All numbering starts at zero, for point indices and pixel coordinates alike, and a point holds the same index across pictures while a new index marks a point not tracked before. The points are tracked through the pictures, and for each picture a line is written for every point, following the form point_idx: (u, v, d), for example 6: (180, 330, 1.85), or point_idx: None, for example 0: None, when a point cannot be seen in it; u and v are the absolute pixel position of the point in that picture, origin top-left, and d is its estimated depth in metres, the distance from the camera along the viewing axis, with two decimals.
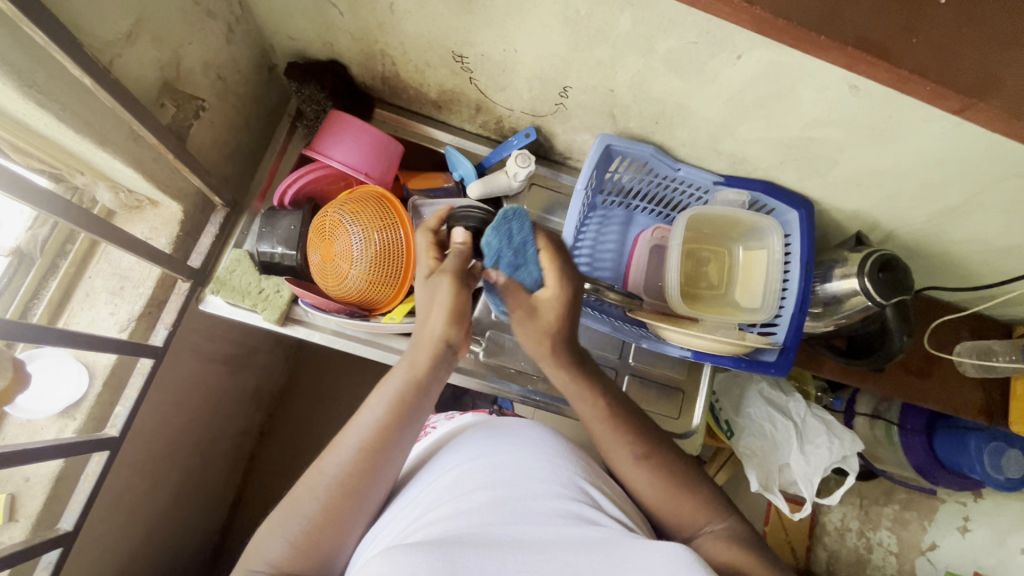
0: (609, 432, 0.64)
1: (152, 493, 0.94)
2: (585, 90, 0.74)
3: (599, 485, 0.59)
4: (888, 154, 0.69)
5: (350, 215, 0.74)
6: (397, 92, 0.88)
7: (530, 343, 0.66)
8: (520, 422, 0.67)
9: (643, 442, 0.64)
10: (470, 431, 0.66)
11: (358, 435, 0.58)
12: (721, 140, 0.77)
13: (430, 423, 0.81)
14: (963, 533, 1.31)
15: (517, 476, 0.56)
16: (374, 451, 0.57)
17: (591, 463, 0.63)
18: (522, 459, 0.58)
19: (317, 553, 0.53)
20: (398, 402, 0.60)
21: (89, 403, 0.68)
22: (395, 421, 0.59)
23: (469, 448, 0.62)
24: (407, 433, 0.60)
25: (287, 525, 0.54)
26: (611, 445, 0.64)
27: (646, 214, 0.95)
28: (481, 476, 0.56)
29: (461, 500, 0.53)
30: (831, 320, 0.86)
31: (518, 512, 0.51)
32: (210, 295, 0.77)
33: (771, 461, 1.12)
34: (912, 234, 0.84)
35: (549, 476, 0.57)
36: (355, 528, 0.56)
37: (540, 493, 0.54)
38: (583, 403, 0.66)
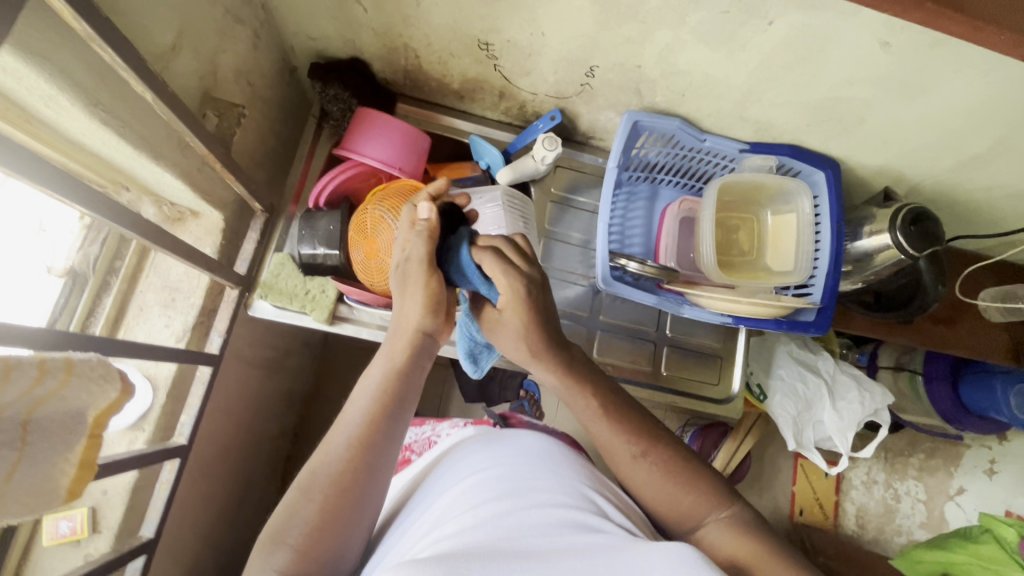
0: (608, 433, 0.63)
1: (209, 499, 0.97)
2: (613, 68, 0.75)
3: (603, 494, 0.62)
4: (916, 107, 0.70)
5: (390, 211, 0.76)
6: (419, 85, 0.88)
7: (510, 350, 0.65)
8: (518, 435, 0.70)
9: (640, 437, 0.62)
10: (470, 447, 0.70)
11: (347, 427, 0.57)
12: (746, 107, 0.78)
13: (436, 434, 0.84)
14: (990, 476, 1.44)
15: (519, 485, 0.58)
16: (367, 442, 0.56)
17: (597, 476, 0.65)
18: (522, 472, 0.60)
19: (322, 555, 0.52)
20: (384, 396, 0.59)
21: (156, 413, 0.70)
22: (386, 424, 0.58)
23: (471, 463, 0.65)
24: (397, 428, 0.59)
25: (290, 528, 0.52)
26: (609, 444, 0.63)
27: (671, 186, 0.96)
28: (484, 490, 0.58)
29: (466, 513, 0.55)
30: (860, 277, 0.88)
31: (523, 521, 0.53)
32: (257, 301, 0.78)
33: (805, 420, 1.14)
34: (935, 185, 0.85)
35: (550, 486, 0.59)
36: (357, 533, 0.55)
37: (544, 502, 0.56)
38: (575, 403, 0.64)
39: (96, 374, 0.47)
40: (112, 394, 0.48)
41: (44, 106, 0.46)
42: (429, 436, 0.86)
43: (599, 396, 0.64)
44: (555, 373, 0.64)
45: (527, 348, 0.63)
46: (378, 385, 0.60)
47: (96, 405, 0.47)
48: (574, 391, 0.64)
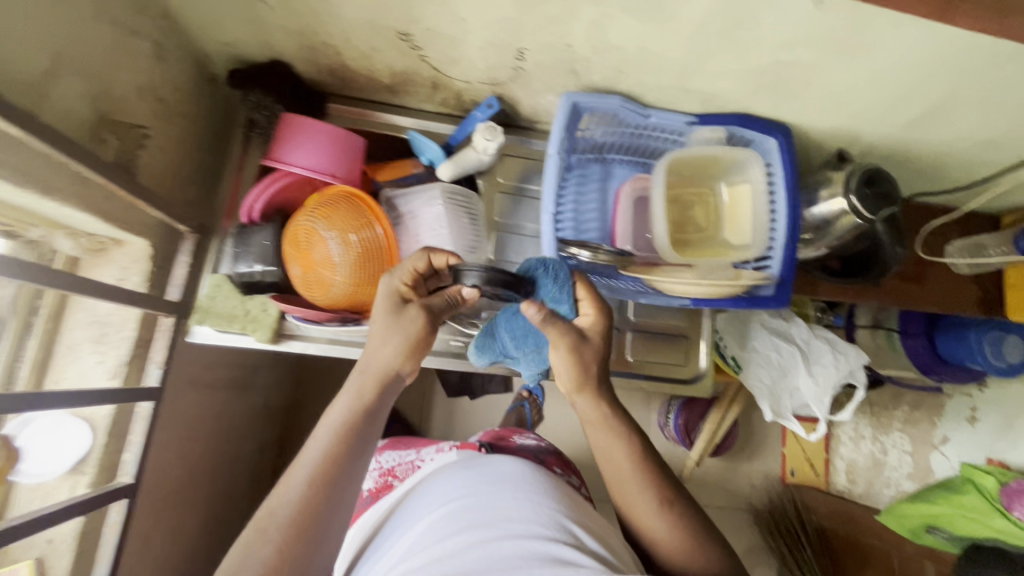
0: (631, 480, 0.65)
1: (182, 528, 0.95)
2: (543, 49, 0.71)
3: (580, 521, 0.62)
4: (861, 65, 0.67)
5: (322, 220, 0.72)
6: (348, 83, 0.84)
7: (565, 366, 0.62)
8: (499, 460, 0.70)
9: (665, 489, 0.65)
10: (448, 472, 0.71)
11: (304, 471, 0.56)
12: (688, 78, 0.74)
13: (421, 457, 0.85)
14: (973, 424, 1.39)
15: (490, 519, 0.59)
16: (324, 484, 0.55)
17: (575, 502, 0.66)
18: (498, 503, 0.61)
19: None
20: (347, 431, 0.58)
21: (96, 455, 0.67)
22: (347, 459, 0.57)
23: (447, 490, 0.66)
24: (359, 463, 0.58)
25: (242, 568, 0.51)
26: (631, 491, 0.65)
27: (624, 166, 0.93)
28: (460, 523, 0.59)
29: (436, 551, 0.55)
30: (823, 243, 0.86)
31: (489, 557, 0.54)
32: (196, 326, 0.74)
33: (781, 388, 1.13)
34: (891, 144, 0.83)
35: (525, 517, 0.59)
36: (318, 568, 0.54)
37: (515, 534, 0.56)
38: (613, 446, 0.66)
39: None
40: None
41: None
42: (413, 461, 0.85)
43: (638, 444, 0.66)
44: (597, 409, 0.65)
45: (591, 372, 0.63)
46: (335, 427, 0.58)
47: None
48: (607, 432, 0.65)
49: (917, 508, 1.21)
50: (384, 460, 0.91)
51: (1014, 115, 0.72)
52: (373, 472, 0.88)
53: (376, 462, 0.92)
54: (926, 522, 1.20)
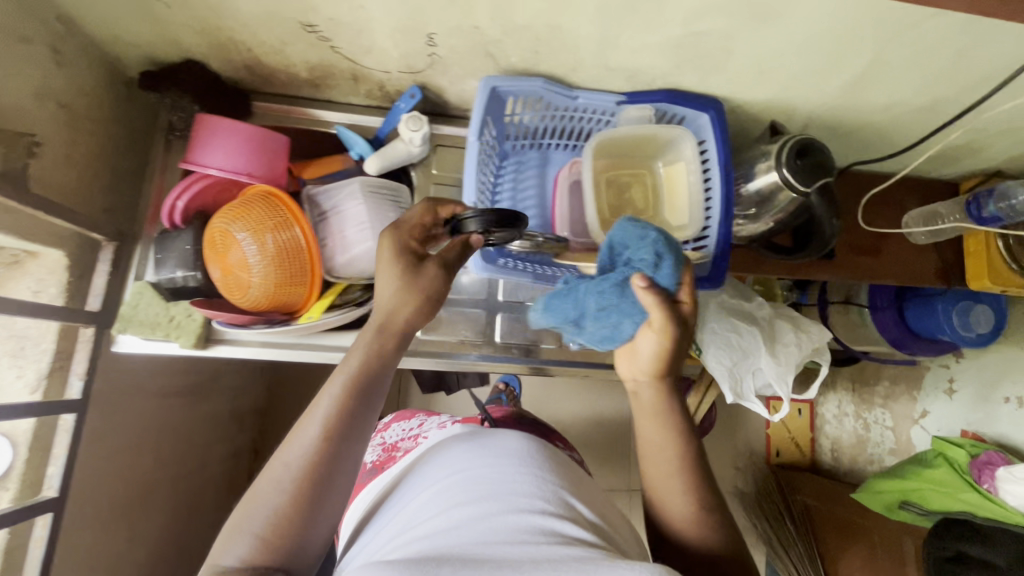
0: (661, 458, 0.59)
1: (138, 538, 0.94)
2: (452, 32, 0.68)
3: (581, 495, 0.60)
4: (777, 31, 0.64)
5: (235, 221, 0.70)
6: (268, 80, 0.82)
7: (653, 351, 0.58)
8: (503, 431, 0.67)
9: (697, 476, 0.58)
10: (453, 444, 0.68)
11: (315, 424, 0.53)
12: (607, 55, 0.71)
13: (424, 432, 0.83)
14: (950, 396, 1.37)
15: (500, 491, 0.56)
16: (333, 441, 0.52)
17: (577, 478, 0.63)
18: (507, 471, 0.58)
19: (281, 550, 0.49)
20: (358, 387, 0.55)
21: (18, 470, 0.66)
22: (359, 416, 0.54)
23: (452, 462, 0.63)
24: (367, 421, 0.55)
25: (248, 519, 0.49)
26: (665, 474, 0.58)
27: (561, 150, 0.91)
28: (464, 494, 0.56)
29: (441, 520, 0.52)
30: (768, 217, 0.82)
31: (500, 530, 0.51)
32: (119, 336, 0.73)
33: (743, 369, 1.09)
34: (829, 113, 0.80)
35: (534, 489, 0.56)
36: (327, 519, 0.52)
37: (525, 504, 0.54)
38: (648, 426, 0.60)
39: None
40: None
41: None
42: (415, 435, 0.83)
43: (679, 429, 0.59)
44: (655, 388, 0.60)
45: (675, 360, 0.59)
46: (344, 384, 0.55)
47: None
48: (664, 428, 0.59)
49: (893, 484, 1.18)
50: (390, 435, 0.90)
51: (947, 75, 0.69)
52: (377, 447, 0.87)
53: (382, 436, 0.92)
54: (901, 497, 1.17)
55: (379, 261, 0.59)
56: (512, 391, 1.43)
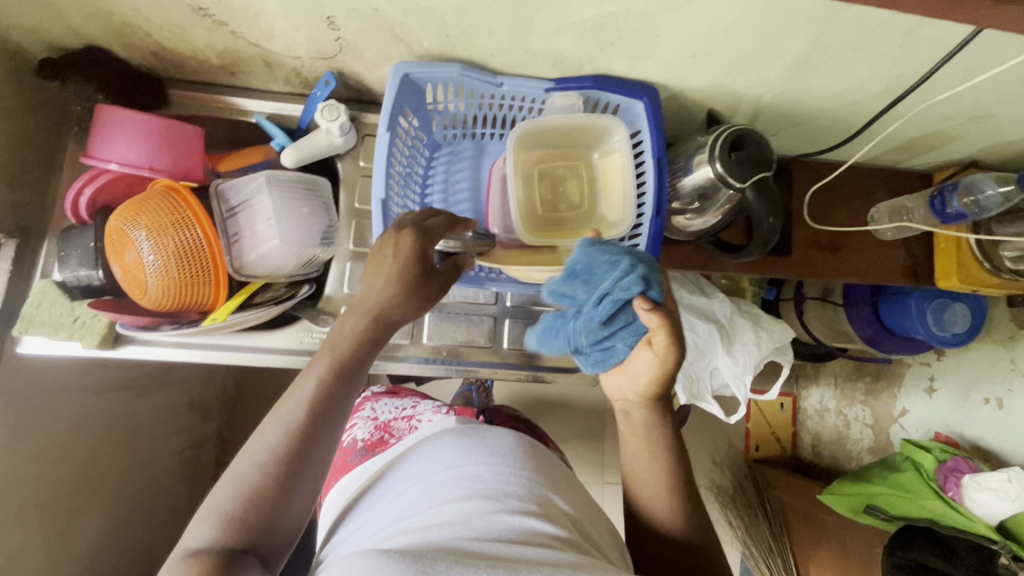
0: (644, 456, 0.63)
1: (76, 533, 0.94)
2: (352, 15, 0.63)
3: (555, 492, 0.63)
4: (700, 12, 0.58)
5: (130, 219, 0.67)
6: (180, 67, 0.78)
7: (650, 371, 0.58)
8: (492, 429, 0.69)
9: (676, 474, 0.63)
10: (443, 433, 0.70)
11: (297, 407, 0.52)
12: (525, 39, 0.66)
13: (417, 419, 0.85)
14: (930, 394, 1.31)
15: (490, 488, 0.59)
16: (315, 425, 0.51)
17: (552, 471, 0.66)
18: (495, 473, 0.61)
19: (252, 533, 0.48)
20: (343, 370, 0.55)
21: None
22: (342, 400, 0.54)
23: (442, 453, 0.65)
24: (349, 404, 0.55)
25: (221, 499, 0.48)
26: (646, 471, 0.63)
27: (495, 140, 0.86)
28: (454, 489, 0.59)
29: (436, 514, 0.56)
30: (713, 211, 0.75)
31: (488, 528, 0.54)
32: (23, 336, 0.71)
33: (699, 368, 1.06)
34: (775, 101, 0.74)
35: (518, 489, 0.60)
36: (305, 501, 0.51)
37: (510, 506, 0.57)
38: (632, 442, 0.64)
39: None
40: None
41: None
42: (410, 419, 0.86)
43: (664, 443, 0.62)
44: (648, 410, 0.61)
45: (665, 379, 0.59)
46: (330, 369, 0.54)
47: None
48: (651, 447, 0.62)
49: (859, 487, 1.11)
50: (379, 411, 0.92)
51: (896, 58, 0.62)
52: (367, 425, 0.88)
53: (372, 410, 0.93)
54: (866, 501, 1.08)
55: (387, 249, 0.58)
56: (480, 385, 1.41)
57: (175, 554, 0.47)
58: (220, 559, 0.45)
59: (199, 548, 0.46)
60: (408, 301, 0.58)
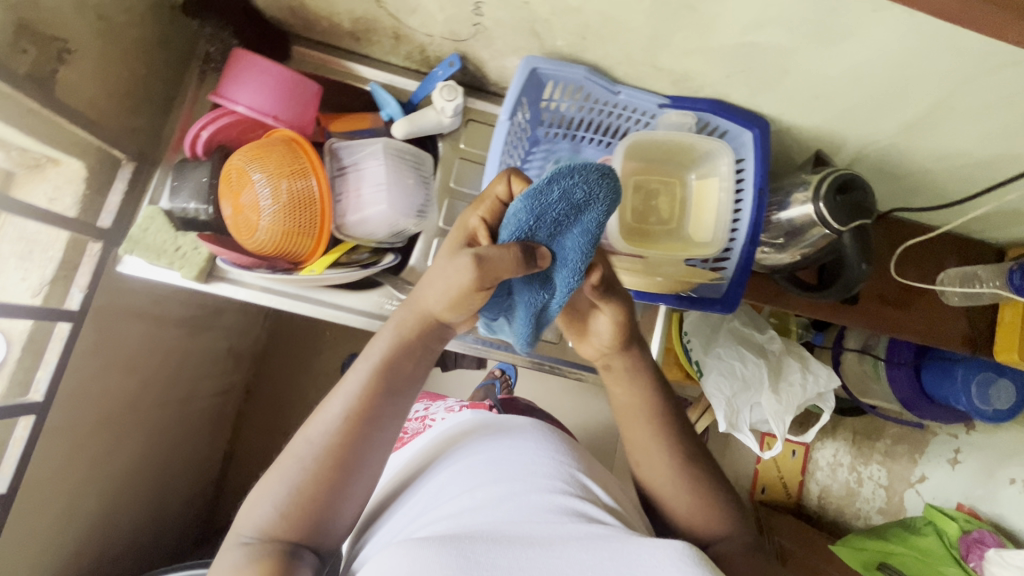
0: (645, 428, 0.66)
1: (118, 455, 0.97)
2: (500, 4, 0.66)
3: (589, 474, 0.63)
4: (840, 56, 0.60)
5: (254, 162, 0.69)
6: (310, 25, 0.80)
7: (610, 329, 0.61)
8: (528, 422, 0.69)
9: (680, 450, 0.65)
10: (468, 425, 0.71)
11: (334, 415, 0.55)
12: (657, 53, 0.68)
13: (431, 418, 0.84)
14: (952, 466, 1.33)
15: (522, 472, 0.58)
16: (355, 427, 0.55)
17: (591, 464, 0.66)
18: (528, 459, 0.60)
19: (303, 526, 0.53)
20: (385, 368, 0.56)
21: (10, 367, 0.68)
22: (382, 399, 0.56)
23: (470, 443, 0.66)
24: (392, 406, 0.57)
25: (270, 492, 0.54)
26: (648, 453, 0.66)
27: (593, 144, 0.88)
28: (485, 474, 0.58)
29: (467, 497, 0.55)
30: (794, 250, 0.78)
31: (521, 508, 0.53)
32: (125, 256, 0.74)
33: (743, 400, 1.06)
34: (878, 152, 0.76)
35: (556, 473, 0.59)
36: (351, 494, 0.55)
37: (543, 489, 0.56)
38: (630, 424, 0.67)
39: None
40: None
41: None
42: (423, 420, 0.84)
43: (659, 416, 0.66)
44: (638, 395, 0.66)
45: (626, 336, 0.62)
46: (371, 377, 0.56)
47: None
48: (640, 404, 0.66)
49: (877, 545, 1.11)
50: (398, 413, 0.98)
51: (1015, 131, 0.64)
52: None
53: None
54: (880, 558, 1.10)
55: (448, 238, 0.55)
56: (505, 379, 1.43)
57: (235, 537, 0.54)
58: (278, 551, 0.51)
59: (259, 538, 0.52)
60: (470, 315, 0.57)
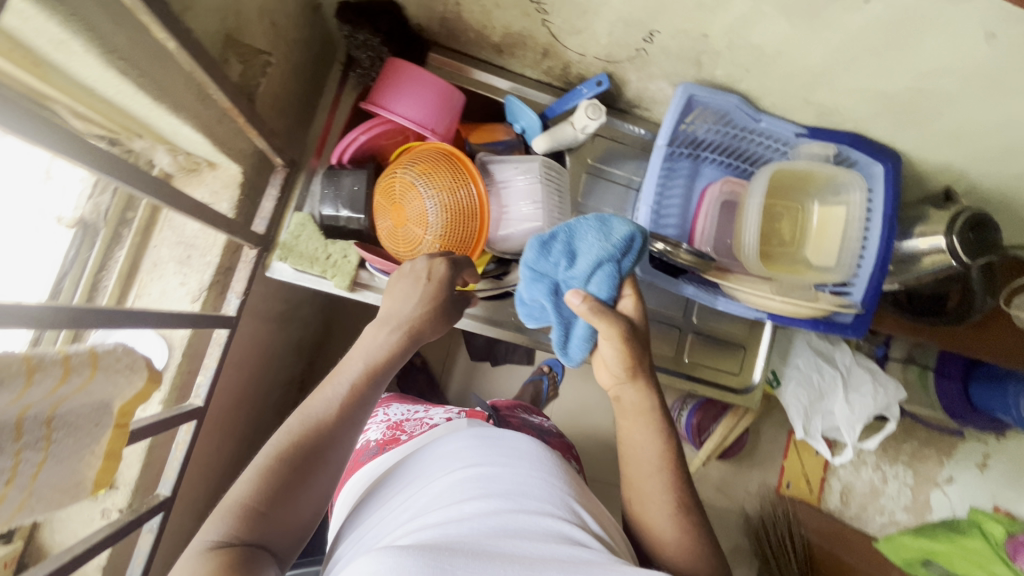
0: (648, 462, 0.61)
1: (223, 452, 0.96)
2: (676, 35, 0.68)
3: (585, 504, 0.59)
4: (1005, 106, 0.64)
5: (421, 176, 0.71)
6: (455, 35, 0.80)
7: (615, 355, 0.59)
8: (518, 433, 0.67)
9: (683, 495, 0.60)
10: (456, 437, 0.68)
11: (322, 402, 0.55)
12: (815, 89, 0.71)
13: (431, 419, 0.80)
14: (981, 470, 1.33)
15: (516, 483, 0.56)
16: (338, 422, 0.54)
17: (580, 488, 0.62)
18: (516, 475, 0.58)
19: (261, 526, 0.48)
20: (374, 371, 0.57)
21: (172, 373, 0.67)
22: (369, 394, 0.57)
23: (460, 455, 0.62)
24: (367, 403, 0.57)
25: (234, 491, 0.49)
26: (645, 491, 0.61)
27: (714, 165, 0.90)
28: (472, 488, 0.55)
29: (454, 510, 0.52)
30: (899, 279, 0.85)
31: (510, 525, 0.50)
32: (276, 262, 0.74)
33: (816, 410, 1.15)
34: (998, 190, 0.80)
35: (541, 493, 0.56)
36: (318, 490, 0.52)
37: (530, 508, 0.53)
38: (644, 448, 0.61)
39: (122, 365, 0.42)
40: (139, 384, 0.44)
41: (52, 49, 0.40)
42: (422, 419, 0.81)
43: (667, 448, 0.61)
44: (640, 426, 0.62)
45: (639, 363, 0.60)
46: (360, 372, 0.57)
47: (122, 394, 0.43)
48: (645, 430, 0.61)
49: (921, 543, 1.19)
50: (394, 415, 0.86)
51: None
52: (381, 427, 0.82)
53: (384, 415, 0.87)
54: (925, 555, 1.18)
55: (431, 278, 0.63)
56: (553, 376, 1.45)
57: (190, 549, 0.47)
58: (237, 552, 0.45)
59: (206, 540, 0.46)
60: (437, 318, 0.62)
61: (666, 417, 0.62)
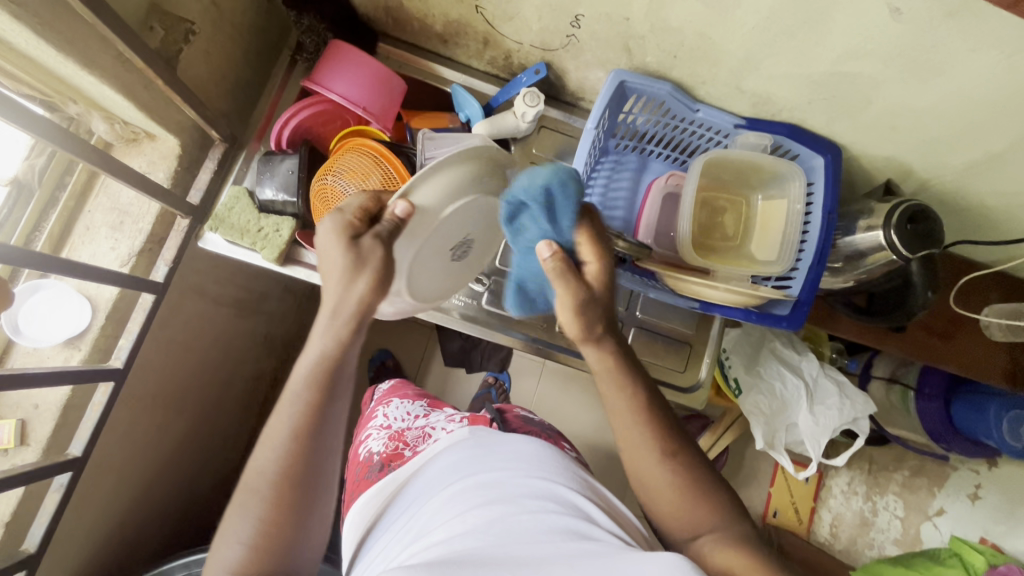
0: (628, 416, 0.59)
1: (168, 432, 0.97)
2: (599, 18, 0.69)
3: (592, 499, 0.59)
4: (927, 92, 0.63)
5: (349, 181, 0.70)
6: (401, 25, 0.83)
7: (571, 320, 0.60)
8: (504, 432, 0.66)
9: (665, 439, 0.59)
10: (453, 445, 0.67)
11: (284, 425, 0.52)
12: (743, 76, 0.71)
13: (432, 426, 0.74)
14: (972, 501, 1.22)
15: (503, 491, 0.56)
16: (305, 439, 0.52)
17: (586, 480, 0.62)
18: (515, 477, 0.58)
19: (272, 558, 0.49)
20: (325, 366, 0.53)
21: (92, 334, 0.69)
22: (328, 399, 0.53)
23: (455, 467, 0.62)
24: (337, 410, 0.54)
25: (237, 528, 0.50)
26: (634, 447, 0.59)
27: (661, 160, 0.89)
28: (474, 496, 0.56)
29: (458, 523, 0.53)
30: (852, 275, 0.81)
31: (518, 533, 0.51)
32: (209, 233, 0.76)
33: (778, 421, 1.11)
34: (943, 187, 0.78)
35: (543, 492, 0.57)
36: (317, 508, 0.53)
37: (532, 510, 0.54)
38: (619, 406, 0.60)
39: None
40: None
41: None
42: (424, 427, 0.74)
43: (642, 394, 0.60)
44: (622, 387, 0.60)
45: (598, 326, 0.60)
46: (305, 376, 0.53)
47: None
48: (613, 385, 0.61)
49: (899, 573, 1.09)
50: (393, 419, 0.80)
51: None
52: (382, 435, 0.77)
53: (384, 419, 0.81)
54: None
55: (324, 243, 0.54)
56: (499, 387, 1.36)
57: None
58: None
59: None
60: (382, 289, 0.54)
61: (637, 372, 0.62)
